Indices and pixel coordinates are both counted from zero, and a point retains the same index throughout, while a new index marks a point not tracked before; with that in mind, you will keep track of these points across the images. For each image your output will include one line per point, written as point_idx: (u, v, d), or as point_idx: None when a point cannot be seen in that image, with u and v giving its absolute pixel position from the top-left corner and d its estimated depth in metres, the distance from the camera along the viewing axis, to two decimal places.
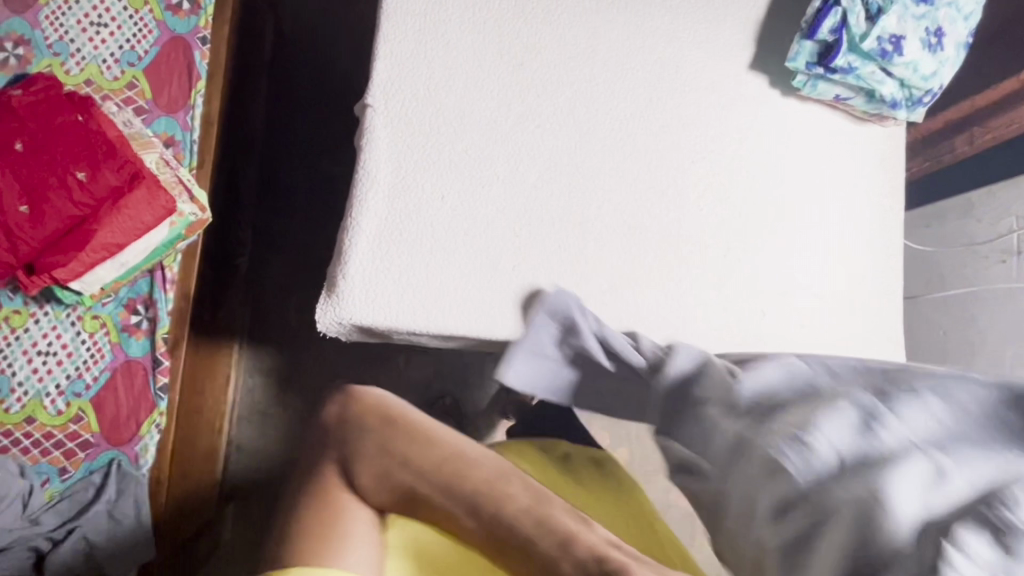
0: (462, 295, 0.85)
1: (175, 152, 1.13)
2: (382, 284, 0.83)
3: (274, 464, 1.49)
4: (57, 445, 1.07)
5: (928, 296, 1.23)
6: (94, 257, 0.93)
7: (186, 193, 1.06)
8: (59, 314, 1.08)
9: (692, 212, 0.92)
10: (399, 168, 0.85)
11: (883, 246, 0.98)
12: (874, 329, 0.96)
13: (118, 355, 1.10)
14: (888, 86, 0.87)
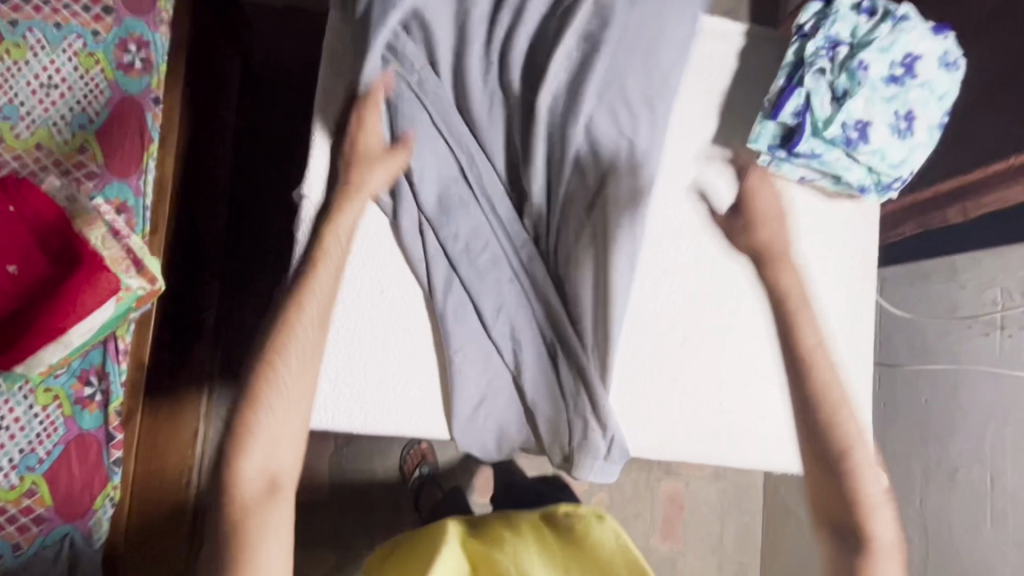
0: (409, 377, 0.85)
1: (127, 218, 1.09)
2: (321, 386, 0.84)
3: None
4: (10, 519, 1.05)
5: (909, 363, 1.19)
6: (33, 343, 0.91)
7: (133, 267, 1.00)
8: (9, 387, 1.05)
9: (645, 301, 0.89)
10: None
11: (858, 328, 0.91)
12: (846, 419, 0.90)
13: (71, 428, 1.08)
14: (854, 172, 0.82)
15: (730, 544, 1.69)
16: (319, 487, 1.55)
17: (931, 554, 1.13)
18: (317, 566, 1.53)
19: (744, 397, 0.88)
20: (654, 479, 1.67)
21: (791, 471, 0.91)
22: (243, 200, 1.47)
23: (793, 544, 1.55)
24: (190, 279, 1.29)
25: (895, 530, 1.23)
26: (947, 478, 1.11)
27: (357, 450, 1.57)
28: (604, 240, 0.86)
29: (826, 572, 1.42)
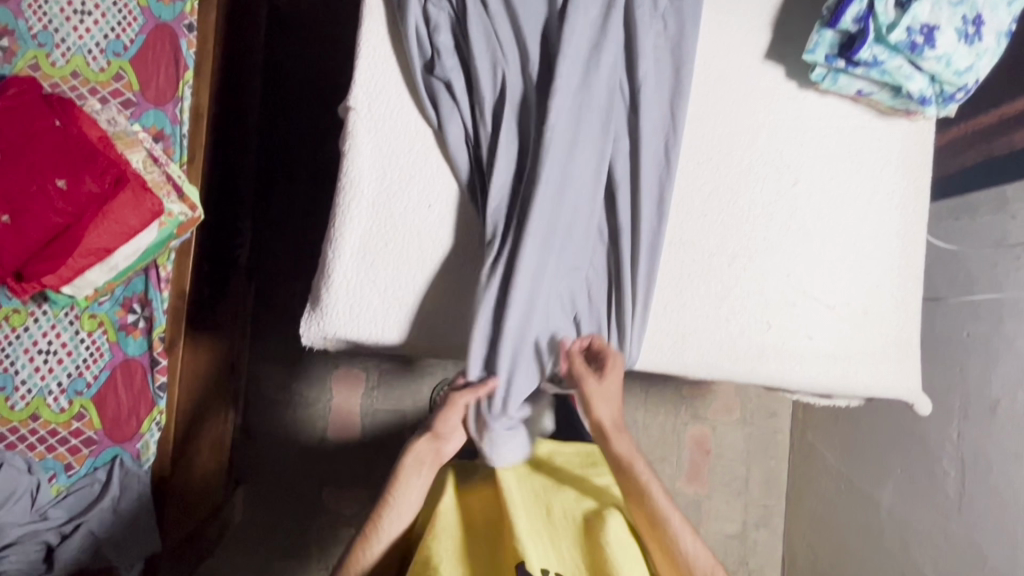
0: (451, 294, 0.83)
1: (165, 146, 1.10)
2: (371, 302, 0.81)
3: (280, 453, 1.52)
4: (61, 440, 1.09)
5: (954, 297, 1.19)
6: (81, 263, 0.92)
7: (173, 193, 1.02)
8: (56, 313, 1.08)
9: (695, 218, 0.86)
10: (383, 176, 0.81)
11: (902, 252, 0.91)
12: (891, 343, 0.90)
13: (117, 354, 1.10)
14: (917, 82, 0.79)
15: (755, 488, 1.70)
16: (351, 426, 1.54)
17: (969, 486, 1.14)
18: (350, 503, 1.54)
19: (791, 319, 0.87)
20: (681, 423, 1.68)
21: (834, 394, 0.91)
22: (273, 140, 1.47)
23: (819, 487, 1.56)
24: (224, 214, 1.29)
25: (930, 464, 1.23)
26: (987, 411, 1.10)
27: (388, 390, 1.56)
28: (657, 172, 0.83)
29: (857, 510, 1.43)
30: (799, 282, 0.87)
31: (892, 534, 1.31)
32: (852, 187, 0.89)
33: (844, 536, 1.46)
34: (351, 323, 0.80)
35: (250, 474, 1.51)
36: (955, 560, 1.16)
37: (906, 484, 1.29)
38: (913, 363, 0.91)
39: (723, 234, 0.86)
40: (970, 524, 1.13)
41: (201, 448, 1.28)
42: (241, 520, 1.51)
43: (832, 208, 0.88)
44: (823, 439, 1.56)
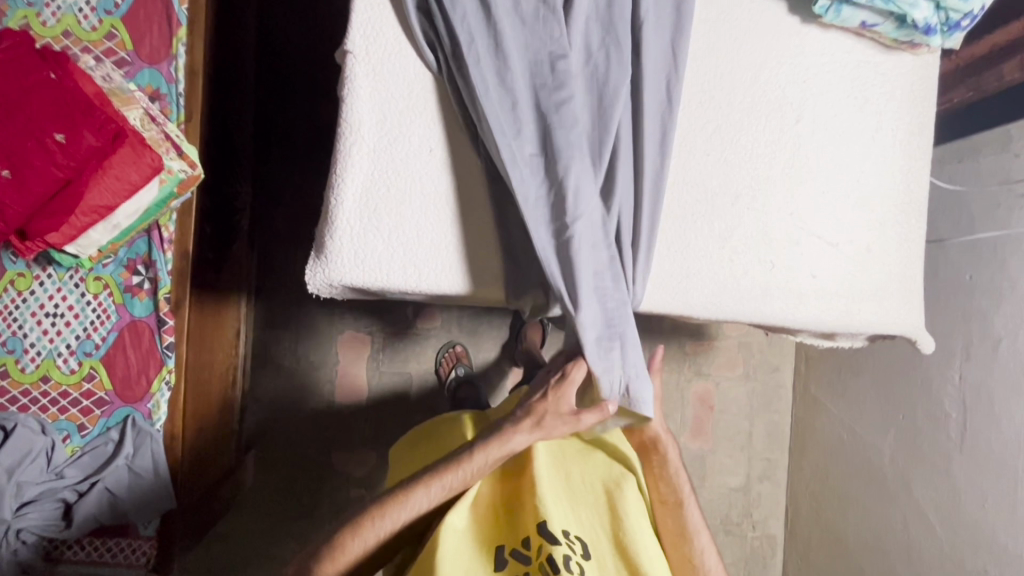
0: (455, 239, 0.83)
1: (161, 106, 1.09)
2: (376, 249, 0.81)
3: (288, 417, 1.54)
4: (73, 402, 1.10)
5: (957, 239, 1.19)
6: (83, 221, 0.93)
7: (173, 151, 1.02)
8: (61, 276, 1.09)
9: (697, 157, 0.86)
10: (384, 120, 0.81)
11: (905, 189, 0.90)
12: (894, 281, 0.90)
13: (124, 315, 1.10)
14: (921, 10, 0.79)
15: (758, 442, 1.72)
16: (359, 390, 1.55)
17: (971, 427, 1.15)
18: (359, 465, 1.56)
19: (794, 257, 0.87)
20: (684, 379, 1.69)
21: (838, 332, 0.92)
22: (270, 103, 1.45)
23: (822, 438, 1.58)
24: (225, 176, 1.29)
25: (932, 409, 1.24)
26: (988, 352, 1.11)
27: (394, 354, 1.56)
28: (660, 111, 0.82)
29: (859, 457, 1.45)
30: (802, 221, 0.88)
31: (895, 478, 1.34)
32: (855, 124, 0.89)
33: (848, 483, 1.48)
34: (357, 269, 0.81)
35: (259, 439, 1.53)
36: (956, 499, 1.18)
37: (908, 429, 1.30)
38: (915, 300, 0.92)
39: (725, 173, 0.86)
40: (971, 464, 1.15)
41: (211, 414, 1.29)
42: (254, 483, 1.53)
43: (835, 145, 0.88)
44: (825, 390, 1.58)
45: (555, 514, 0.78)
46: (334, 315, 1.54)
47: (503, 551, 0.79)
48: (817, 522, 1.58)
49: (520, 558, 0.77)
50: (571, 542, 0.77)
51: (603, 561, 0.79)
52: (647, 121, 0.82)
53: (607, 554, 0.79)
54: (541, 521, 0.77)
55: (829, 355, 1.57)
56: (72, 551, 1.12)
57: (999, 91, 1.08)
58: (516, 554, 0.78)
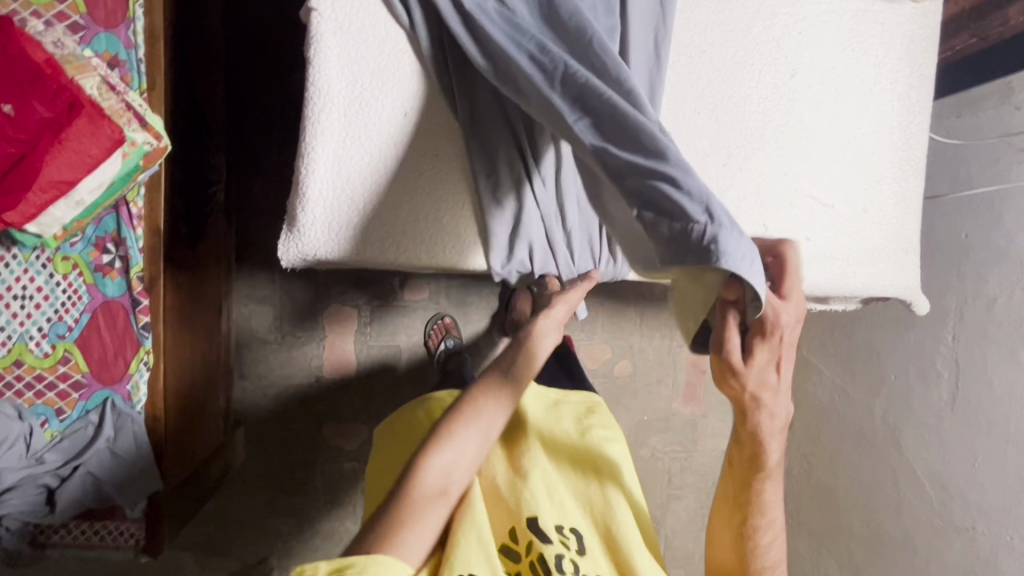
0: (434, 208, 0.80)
1: (122, 74, 1.03)
2: (351, 220, 0.78)
3: (276, 393, 1.52)
4: (49, 386, 1.07)
5: (953, 197, 1.16)
6: (43, 198, 0.88)
7: (135, 121, 0.96)
8: (27, 257, 1.04)
9: (687, 117, 0.81)
10: (354, 84, 0.76)
11: (903, 145, 0.87)
12: (890, 242, 0.88)
13: (96, 296, 1.06)
14: None
15: None
16: (347, 364, 1.53)
17: (963, 387, 1.14)
18: (351, 438, 1.55)
19: (788, 219, 0.84)
20: (677, 344, 1.68)
21: (832, 296, 0.90)
22: (241, 70, 1.38)
23: (814, 399, 1.58)
24: (196, 147, 1.23)
25: (924, 369, 1.24)
26: (982, 311, 1.10)
27: (381, 327, 1.53)
28: (649, 65, 0.77)
29: (851, 418, 1.46)
30: (796, 181, 0.84)
31: (886, 439, 1.34)
32: (853, 77, 0.84)
33: (839, 444, 1.50)
34: (333, 242, 0.78)
35: (248, 416, 1.51)
36: (946, 458, 1.18)
37: (900, 390, 1.30)
38: (911, 260, 0.89)
39: (717, 132, 0.82)
40: (962, 423, 1.15)
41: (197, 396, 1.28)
42: (244, 459, 1.52)
43: (831, 100, 0.84)
44: (817, 351, 1.57)
45: (545, 513, 0.84)
46: (318, 289, 1.50)
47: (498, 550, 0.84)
48: (807, 482, 1.61)
49: (514, 556, 0.83)
50: (566, 538, 0.82)
51: (597, 556, 0.83)
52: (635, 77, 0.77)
53: (599, 548, 0.83)
54: (532, 519, 0.83)
55: (822, 317, 1.56)
56: (59, 535, 1.11)
57: (1001, 41, 1.06)
58: (509, 551, 0.83)
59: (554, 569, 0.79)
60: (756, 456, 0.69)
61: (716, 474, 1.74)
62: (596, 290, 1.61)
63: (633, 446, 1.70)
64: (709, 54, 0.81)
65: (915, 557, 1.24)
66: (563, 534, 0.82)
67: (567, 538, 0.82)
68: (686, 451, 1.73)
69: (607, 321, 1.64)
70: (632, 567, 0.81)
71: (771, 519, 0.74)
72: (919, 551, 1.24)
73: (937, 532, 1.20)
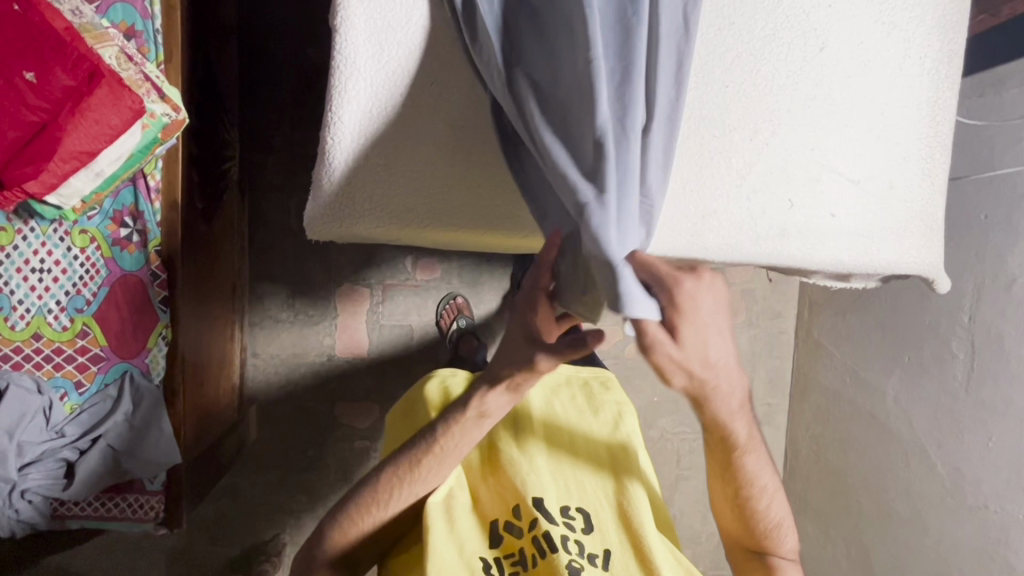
0: (458, 180, 0.81)
1: (139, 45, 1.01)
2: (377, 192, 0.78)
3: (289, 371, 1.52)
4: (68, 359, 1.07)
5: (973, 177, 1.15)
6: (65, 168, 0.88)
7: (154, 92, 0.95)
8: (45, 230, 1.04)
9: (715, 90, 0.81)
10: (380, 52, 0.74)
11: (931, 122, 0.86)
12: (915, 219, 0.87)
13: (114, 270, 1.06)
14: None
15: (760, 387, 1.75)
16: (360, 343, 1.53)
17: (978, 368, 1.15)
18: (363, 417, 1.55)
19: (813, 194, 0.84)
20: None
21: (855, 273, 0.90)
22: (254, 45, 1.37)
23: (825, 382, 1.59)
24: (211, 122, 1.22)
25: (938, 351, 1.24)
26: (1000, 291, 1.10)
27: (393, 306, 1.54)
28: (683, 32, 0.75)
29: (861, 400, 1.47)
30: (822, 156, 0.84)
31: (897, 420, 1.35)
32: (882, 51, 0.83)
33: (849, 426, 1.51)
34: (360, 211, 0.79)
35: (261, 394, 1.52)
36: (959, 438, 1.19)
37: (913, 372, 1.31)
38: (936, 237, 0.89)
39: (745, 106, 0.82)
40: (976, 404, 1.15)
41: (212, 373, 1.28)
42: (257, 437, 1.53)
43: (859, 75, 0.83)
44: (829, 334, 1.58)
45: (550, 495, 0.83)
46: (331, 268, 1.49)
47: (498, 525, 0.81)
48: (816, 463, 1.62)
49: (514, 531, 0.80)
50: (571, 520, 0.81)
51: (606, 530, 0.81)
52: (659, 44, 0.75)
53: (609, 523, 0.81)
54: (537, 498, 0.81)
55: (835, 300, 1.56)
56: (76, 508, 1.12)
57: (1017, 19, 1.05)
58: (509, 528, 0.81)
59: (559, 547, 0.77)
60: (729, 441, 0.75)
61: None
62: None
63: (642, 428, 1.71)
64: (739, 25, 0.80)
65: (927, 535, 1.26)
66: (568, 515, 0.81)
67: (573, 518, 0.81)
68: (695, 433, 1.74)
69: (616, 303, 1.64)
70: (643, 539, 0.78)
71: (761, 486, 0.80)
72: (930, 529, 1.25)
73: (949, 511, 1.21)
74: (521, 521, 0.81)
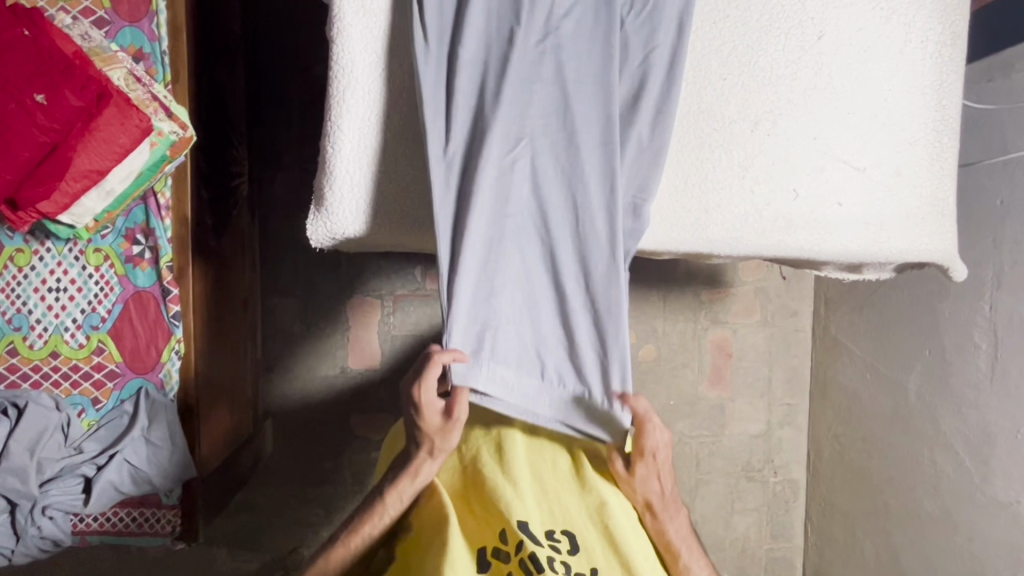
0: None
1: (147, 67, 1.05)
2: (377, 196, 0.78)
3: (302, 384, 1.53)
4: (85, 376, 1.09)
5: (986, 161, 1.13)
6: (76, 187, 0.91)
7: (162, 112, 0.97)
8: (60, 250, 1.06)
9: (713, 83, 0.81)
10: (378, 59, 0.76)
11: (939, 105, 0.84)
12: (925, 205, 0.85)
13: (127, 286, 1.08)
14: None
15: (778, 387, 1.72)
16: (371, 354, 1.54)
17: (1002, 358, 1.11)
18: (377, 428, 1.56)
19: (819, 183, 0.83)
20: (701, 328, 1.67)
21: (865, 262, 0.88)
22: (262, 66, 1.40)
23: (844, 379, 1.56)
24: (221, 141, 1.24)
25: (960, 342, 1.21)
26: (1021, 278, 1.07)
27: (404, 316, 1.54)
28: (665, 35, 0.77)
29: (883, 397, 1.43)
30: (827, 144, 0.83)
31: (921, 416, 1.31)
32: (882, 38, 0.82)
33: (871, 424, 1.47)
34: (360, 214, 0.77)
35: (275, 408, 1.53)
36: (986, 432, 1.15)
37: (934, 365, 1.27)
38: (947, 223, 0.87)
39: (744, 98, 0.81)
40: (1002, 396, 1.12)
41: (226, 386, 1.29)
42: (272, 451, 1.53)
43: (859, 63, 0.82)
44: (847, 330, 1.54)
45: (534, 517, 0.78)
46: (341, 281, 1.51)
47: (486, 552, 0.77)
48: (840, 462, 1.59)
49: (503, 556, 0.76)
50: (555, 541, 0.77)
51: (592, 548, 0.77)
52: (648, 42, 0.77)
53: (596, 539, 0.77)
54: (522, 522, 0.76)
55: (851, 296, 1.53)
56: (97, 523, 1.13)
57: None
58: (497, 553, 0.77)
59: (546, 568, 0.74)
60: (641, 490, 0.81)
61: (745, 458, 1.72)
62: None
63: None
64: (735, 20, 0.80)
65: (958, 534, 1.22)
66: (554, 537, 0.77)
67: (559, 541, 0.77)
68: (713, 436, 1.71)
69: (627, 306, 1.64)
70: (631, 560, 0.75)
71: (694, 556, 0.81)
72: (960, 527, 1.21)
73: (979, 508, 1.17)
74: (508, 547, 0.76)
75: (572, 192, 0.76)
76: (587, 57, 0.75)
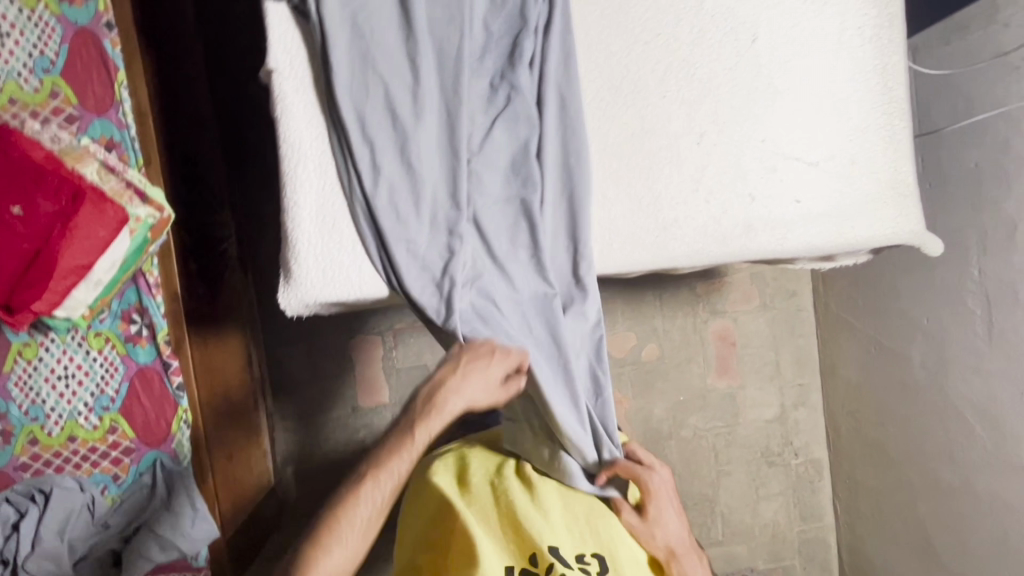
0: None
1: (120, 155, 1.09)
2: (341, 260, 0.79)
3: (316, 428, 1.57)
4: (103, 455, 1.14)
5: (954, 126, 1.12)
6: (64, 283, 0.96)
7: (136, 197, 1.01)
8: (63, 338, 1.10)
9: (653, 101, 0.82)
10: (323, 130, 0.78)
11: (887, 87, 0.83)
12: (886, 188, 0.85)
13: (130, 365, 1.13)
14: None
15: (788, 369, 1.71)
16: (379, 391, 1.57)
17: (997, 322, 1.10)
18: None
19: (773, 184, 0.83)
20: (701, 321, 1.68)
21: (835, 252, 0.88)
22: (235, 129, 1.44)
23: (850, 354, 1.55)
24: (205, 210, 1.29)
25: (955, 309, 1.19)
26: (1004, 240, 1.06)
27: (406, 349, 1.57)
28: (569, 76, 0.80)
29: (889, 369, 1.42)
30: (775, 144, 0.83)
31: (928, 386, 1.30)
32: (819, 30, 0.82)
33: (881, 397, 1.46)
34: (326, 281, 0.79)
35: (293, 454, 1.57)
36: (991, 396, 1.14)
37: (933, 333, 1.26)
38: (911, 203, 0.86)
39: (686, 111, 0.82)
40: (1000, 358, 1.10)
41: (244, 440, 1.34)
42: (296, 497, 1.58)
43: (799, 59, 0.82)
44: (847, 306, 1.53)
45: (563, 542, 0.86)
46: (341, 324, 1.54)
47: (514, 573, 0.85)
48: (859, 438, 1.57)
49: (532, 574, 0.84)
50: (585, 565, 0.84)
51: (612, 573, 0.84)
52: (557, 82, 0.80)
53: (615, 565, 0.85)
54: (552, 549, 0.84)
55: (846, 271, 1.52)
56: None
57: None
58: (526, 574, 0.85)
59: None
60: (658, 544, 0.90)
61: (763, 444, 1.72)
62: (610, 281, 1.64)
63: (673, 428, 1.70)
64: (666, 39, 0.81)
65: (979, 502, 1.20)
66: (583, 562, 0.85)
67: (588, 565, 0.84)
68: (727, 425, 1.71)
69: (625, 309, 1.65)
70: None
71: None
72: (981, 494, 1.20)
73: (996, 473, 1.16)
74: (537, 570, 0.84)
75: (512, 245, 0.82)
76: (507, 115, 0.80)
